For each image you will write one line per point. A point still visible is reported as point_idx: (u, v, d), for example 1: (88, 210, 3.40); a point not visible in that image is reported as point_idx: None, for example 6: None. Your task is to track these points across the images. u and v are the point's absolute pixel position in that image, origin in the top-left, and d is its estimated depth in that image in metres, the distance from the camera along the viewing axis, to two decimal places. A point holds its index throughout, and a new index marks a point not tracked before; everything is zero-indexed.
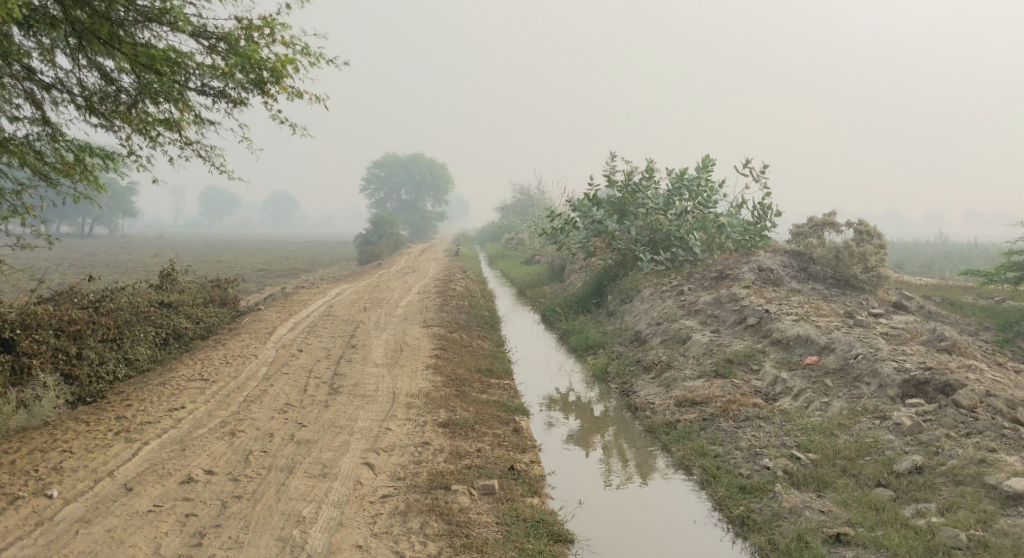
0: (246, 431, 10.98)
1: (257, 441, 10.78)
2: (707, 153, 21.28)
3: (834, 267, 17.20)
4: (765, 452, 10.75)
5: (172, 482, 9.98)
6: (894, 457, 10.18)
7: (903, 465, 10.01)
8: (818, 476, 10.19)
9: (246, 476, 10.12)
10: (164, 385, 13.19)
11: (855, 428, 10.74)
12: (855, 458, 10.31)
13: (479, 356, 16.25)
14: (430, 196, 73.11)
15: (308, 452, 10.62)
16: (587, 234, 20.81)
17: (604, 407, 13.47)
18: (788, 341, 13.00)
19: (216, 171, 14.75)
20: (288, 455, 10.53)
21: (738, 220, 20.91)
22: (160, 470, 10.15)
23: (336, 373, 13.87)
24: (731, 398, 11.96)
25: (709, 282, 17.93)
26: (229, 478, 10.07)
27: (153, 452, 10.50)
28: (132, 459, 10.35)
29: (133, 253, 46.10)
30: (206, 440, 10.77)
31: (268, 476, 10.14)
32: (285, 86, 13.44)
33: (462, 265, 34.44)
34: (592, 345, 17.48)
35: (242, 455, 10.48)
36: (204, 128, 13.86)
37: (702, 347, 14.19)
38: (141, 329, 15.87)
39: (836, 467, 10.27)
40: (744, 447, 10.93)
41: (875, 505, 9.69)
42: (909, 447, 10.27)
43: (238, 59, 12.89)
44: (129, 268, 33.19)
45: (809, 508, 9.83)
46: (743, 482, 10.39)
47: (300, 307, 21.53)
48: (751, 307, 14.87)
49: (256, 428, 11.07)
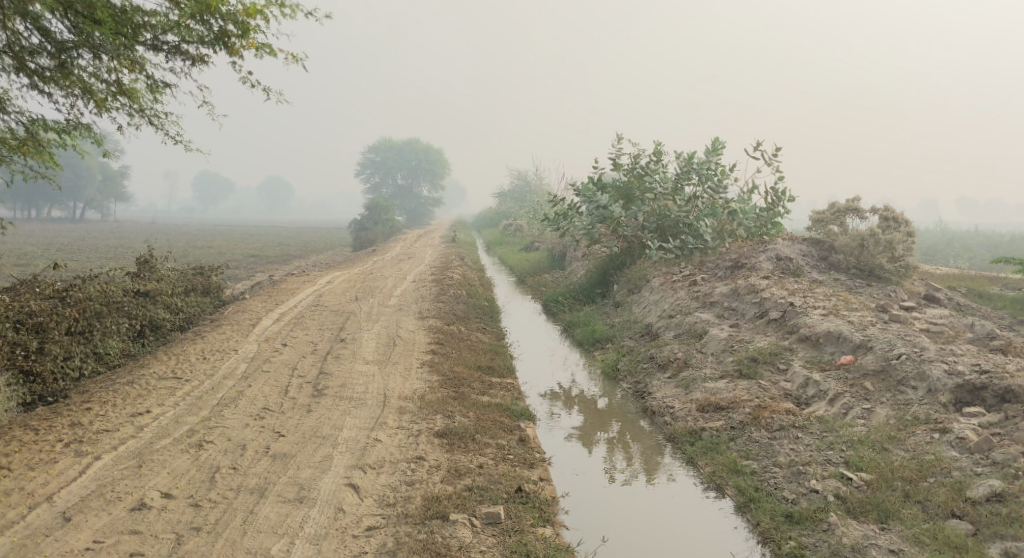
0: (215, 442, 9.79)
1: (226, 456, 9.59)
2: (717, 135, 20.01)
3: (858, 256, 15.98)
4: (809, 470, 9.59)
5: (121, 509, 8.79)
6: (964, 481, 9.02)
7: (977, 491, 8.86)
8: (877, 503, 9.05)
9: (210, 501, 8.94)
10: (131, 384, 11.97)
11: (911, 442, 9.58)
12: (917, 481, 9.16)
13: (479, 352, 15.04)
14: (426, 181, 71.86)
15: (284, 469, 9.44)
16: (592, 221, 19.55)
17: (616, 407, 12.28)
18: (816, 338, 11.74)
19: (171, 138, 13.72)
20: (261, 474, 9.33)
21: (751, 206, 19.58)
22: (107, 495, 8.95)
23: (322, 372, 12.65)
24: (761, 403, 10.77)
25: (724, 272, 16.71)
26: (189, 504, 8.88)
27: (105, 468, 9.31)
28: (78, 478, 9.16)
29: (125, 238, 44.74)
30: (167, 454, 9.59)
31: (235, 501, 8.95)
32: (251, 39, 12.47)
33: (458, 252, 33.24)
34: (599, 340, 16.31)
35: (208, 474, 9.30)
36: (159, 91, 12.91)
37: (721, 343, 12.99)
38: (114, 320, 14.73)
39: (896, 492, 9.12)
40: (784, 464, 9.77)
41: (952, 542, 8.55)
42: (981, 467, 9.11)
43: (197, 8, 11.87)
44: (112, 254, 31.93)
45: (875, 546, 8.69)
46: (789, 509, 9.25)
47: (287, 296, 20.27)
48: (774, 299, 13.65)
49: (228, 439, 9.87)
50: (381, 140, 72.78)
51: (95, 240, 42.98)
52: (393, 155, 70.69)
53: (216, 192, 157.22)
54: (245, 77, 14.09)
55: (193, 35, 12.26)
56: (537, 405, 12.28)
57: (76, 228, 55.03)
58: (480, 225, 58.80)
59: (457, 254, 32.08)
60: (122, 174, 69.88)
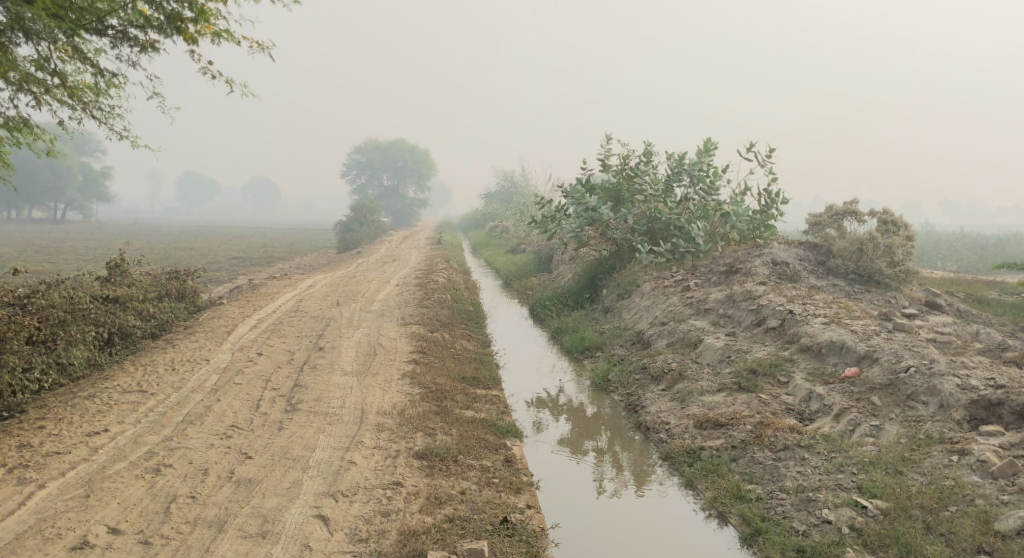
0: (174, 466, 9.12)
1: (185, 482, 8.92)
2: (708, 136, 19.39)
3: (857, 261, 15.34)
4: (819, 497, 9.00)
5: (61, 548, 8.12)
6: (990, 511, 8.43)
7: (1006, 523, 8.27)
8: (897, 535, 8.47)
9: (162, 537, 8.28)
10: (92, 399, 11.26)
11: (927, 465, 9.01)
12: (937, 510, 8.58)
13: (463, 361, 14.39)
14: (412, 181, 71.16)
15: (247, 498, 8.78)
16: (580, 223, 18.86)
17: (608, 421, 11.64)
18: (818, 349, 11.13)
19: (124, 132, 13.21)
20: (221, 503, 8.67)
21: (744, 209, 18.99)
22: (47, 532, 8.28)
23: (296, 384, 11.96)
24: (762, 420, 10.16)
25: (717, 277, 16.10)
26: (138, 541, 8.22)
27: (49, 499, 8.63)
28: (17, 511, 8.47)
29: (106, 240, 43.91)
30: (120, 481, 8.91)
31: (191, 536, 8.31)
32: (203, 21, 12.03)
33: (444, 254, 32.58)
34: (589, 348, 15.67)
35: (162, 504, 8.64)
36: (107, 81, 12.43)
37: (717, 353, 12.38)
38: (78, 328, 14.07)
39: (917, 523, 8.54)
40: (792, 490, 9.17)
41: None
42: (1007, 495, 8.53)
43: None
44: (91, 257, 31.14)
45: None
46: (800, 542, 8.66)
47: (265, 302, 19.54)
48: (771, 306, 13.04)
49: (189, 463, 9.20)
50: (366, 140, 71.96)
51: (74, 242, 42.06)
52: (377, 156, 69.88)
53: (201, 193, 155.95)
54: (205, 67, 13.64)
55: (146, 20, 11.85)
56: (524, 419, 11.62)
57: (55, 230, 54.08)
58: (466, 227, 58.19)
59: (442, 256, 31.39)
60: (104, 175, 68.83)
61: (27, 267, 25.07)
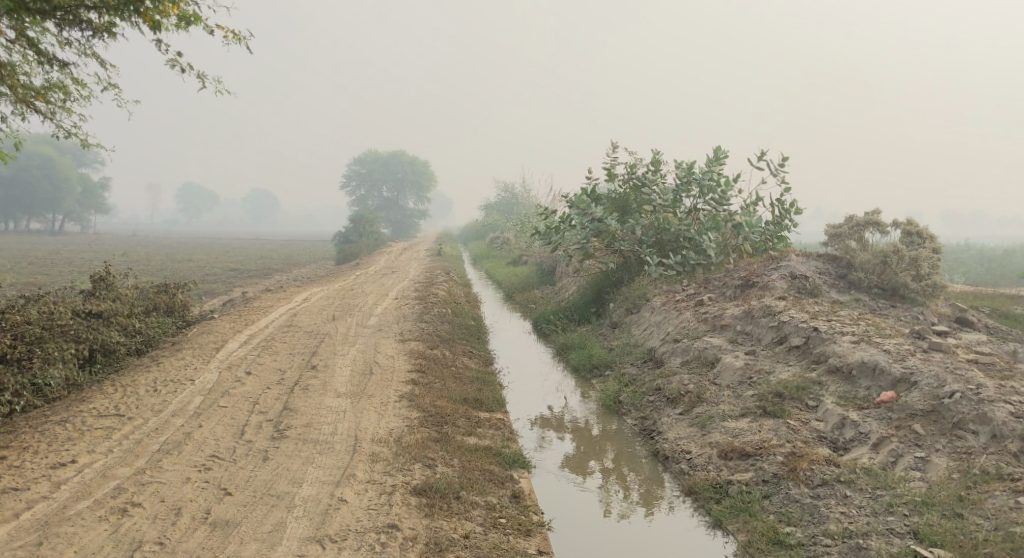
0: (144, 506, 8.34)
1: (153, 525, 8.15)
2: (719, 145, 18.65)
3: (880, 274, 14.31)
4: (871, 545, 8.26)
5: None
6: None
7: None
8: None
9: None
10: (64, 425, 10.44)
11: (990, 506, 8.30)
12: None
13: (465, 381, 13.53)
14: (412, 193, 70.32)
15: (223, 544, 8.01)
16: (586, 234, 18.06)
17: (618, 445, 10.91)
18: (849, 370, 10.25)
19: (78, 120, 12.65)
20: (192, 551, 7.91)
21: (756, 220, 18.04)
22: None
23: (285, 408, 11.11)
24: (794, 451, 9.39)
25: (732, 291, 15.24)
26: None
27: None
28: None
29: (105, 251, 43.19)
30: (81, 524, 8.14)
31: None
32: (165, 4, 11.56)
33: (445, 266, 31.71)
34: (597, 366, 14.84)
35: (128, 551, 7.87)
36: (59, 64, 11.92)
37: (737, 374, 11.55)
38: (56, 346, 13.30)
39: None
40: (836, 535, 8.44)
41: None
42: None
43: None
44: (86, 270, 30.38)
45: None
46: None
47: (258, 316, 18.71)
48: (794, 323, 12.18)
49: (159, 501, 8.42)
50: (365, 152, 71.23)
51: (73, 254, 41.30)
52: (378, 167, 69.17)
53: (200, 205, 155.22)
54: (172, 62, 13.14)
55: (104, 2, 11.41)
56: (530, 446, 10.78)
57: (54, 242, 53.45)
58: (466, 238, 57.35)
59: (442, 268, 30.54)
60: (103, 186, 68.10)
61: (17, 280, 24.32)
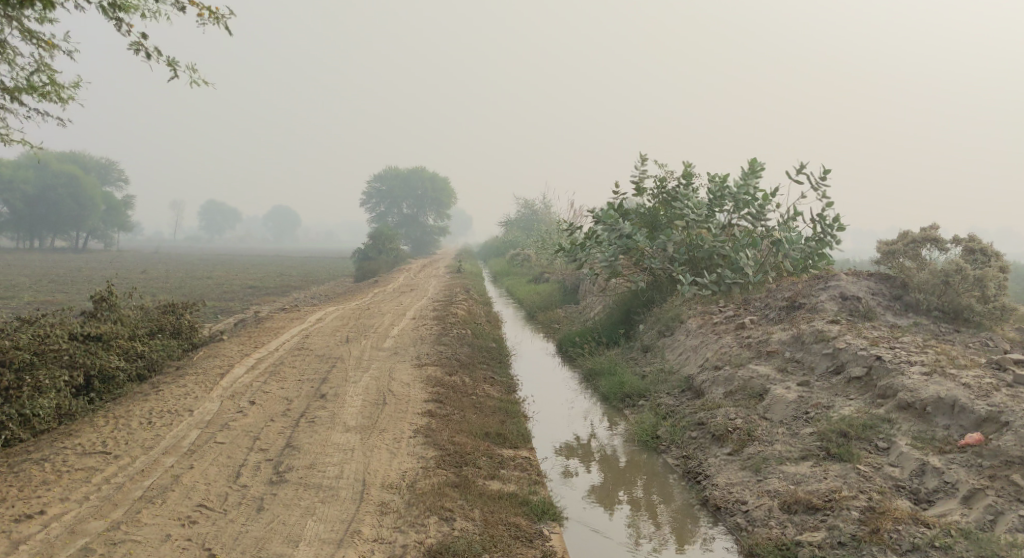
0: None
1: None
2: (755, 157, 17.55)
3: (941, 296, 12.98)
4: None
5: None
6: None
7: None
8: None
9: None
10: (42, 462, 9.41)
11: None
12: None
13: (487, 412, 12.39)
14: (432, 210, 69.23)
15: None
16: (613, 251, 16.94)
17: (646, 477, 10.34)
18: (922, 408, 9.37)
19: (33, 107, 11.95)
20: None
21: (796, 236, 16.68)
22: None
23: (287, 445, 9.99)
24: (872, 506, 8.69)
25: (776, 314, 13.94)
26: None
27: None
28: None
29: (128, 269, 42.35)
30: None
31: None
32: None
33: (466, 284, 30.51)
34: (630, 396, 13.68)
35: None
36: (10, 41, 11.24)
37: (790, 409, 10.35)
38: (47, 373, 12.26)
39: None
40: None
41: None
42: None
43: None
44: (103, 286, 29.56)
45: None
46: None
47: (268, 338, 17.63)
48: (852, 351, 10.84)
49: None
50: (385, 169, 70.28)
51: (95, 272, 40.62)
52: (398, 183, 68.16)
53: (220, 221, 155.18)
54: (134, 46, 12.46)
55: None
56: (555, 479, 10.18)
57: (76, 259, 52.79)
58: (487, 256, 56.11)
59: (463, 285, 29.35)
60: (126, 203, 67.42)
61: (29, 297, 23.35)
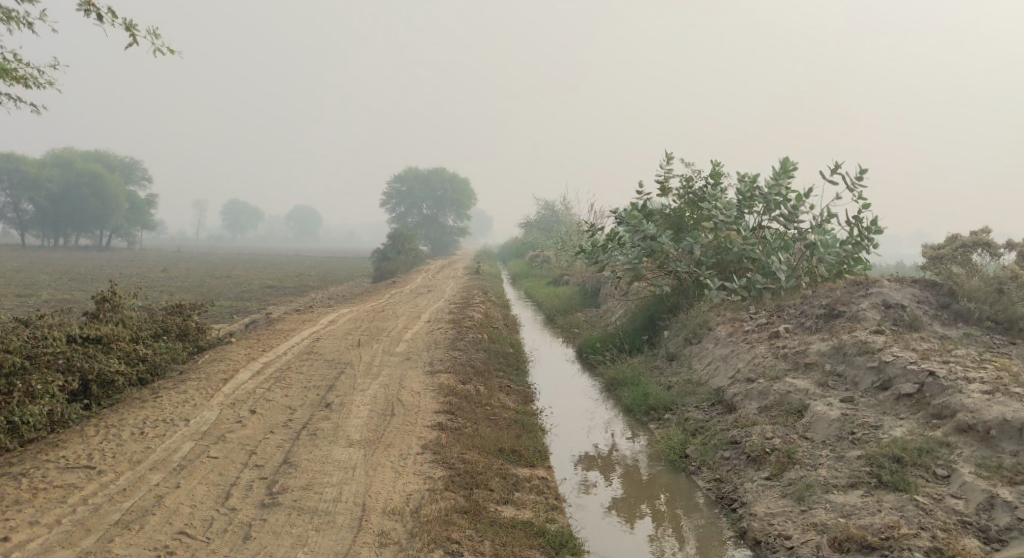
0: None
1: None
2: (786, 155, 16.59)
3: (994, 304, 12.06)
4: None
5: None
6: None
7: None
8: None
9: None
10: (20, 478, 8.68)
11: None
12: None
13: (502, 425, 11.55)
14: (451, 211, 68.42)
15: None
16: (636, 254, 16.02)
17: (676, 499, 9.53)
18: (986, 431, 8.54)
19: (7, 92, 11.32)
20: None
21: (831, 239, 15.68)
22: None
23: (285, 460, 9.18)
24: (932, 546, 7.96)
25: (813, 322, 13.01)
26: None
27: None
28: None
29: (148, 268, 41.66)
30: None
31: None
32: None
33: (484, 286, 29.61)
34: (655, 409, 12.79)
35: None
36: None
37: (834, 427, 9.47)
38: (39, 378, 11.50)
39: None
40: None
41: None
42: None
43: None
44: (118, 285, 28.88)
45: None
46: None
47: (276, 340, 16.82)
48: (900, 365, 9.78)
49: None
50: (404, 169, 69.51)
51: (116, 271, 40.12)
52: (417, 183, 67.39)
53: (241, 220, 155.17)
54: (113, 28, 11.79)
55: None
56: (576, 500, 9.36)
57: (98, 258, 52.37)
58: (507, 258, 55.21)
59: (481, 287, 28.45)
60: (148, 202, 67.03)
61: (42, 296, 22.72)
